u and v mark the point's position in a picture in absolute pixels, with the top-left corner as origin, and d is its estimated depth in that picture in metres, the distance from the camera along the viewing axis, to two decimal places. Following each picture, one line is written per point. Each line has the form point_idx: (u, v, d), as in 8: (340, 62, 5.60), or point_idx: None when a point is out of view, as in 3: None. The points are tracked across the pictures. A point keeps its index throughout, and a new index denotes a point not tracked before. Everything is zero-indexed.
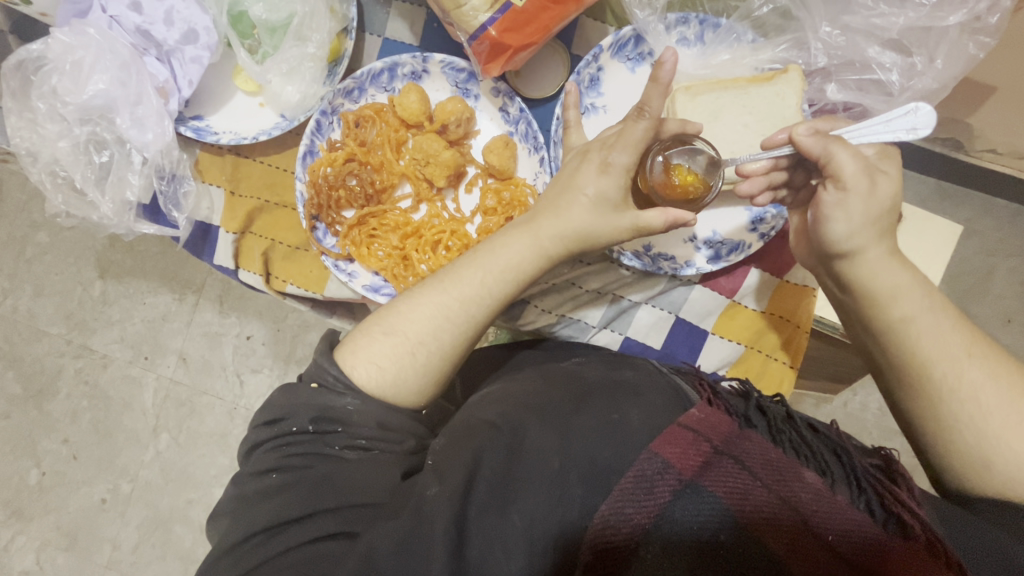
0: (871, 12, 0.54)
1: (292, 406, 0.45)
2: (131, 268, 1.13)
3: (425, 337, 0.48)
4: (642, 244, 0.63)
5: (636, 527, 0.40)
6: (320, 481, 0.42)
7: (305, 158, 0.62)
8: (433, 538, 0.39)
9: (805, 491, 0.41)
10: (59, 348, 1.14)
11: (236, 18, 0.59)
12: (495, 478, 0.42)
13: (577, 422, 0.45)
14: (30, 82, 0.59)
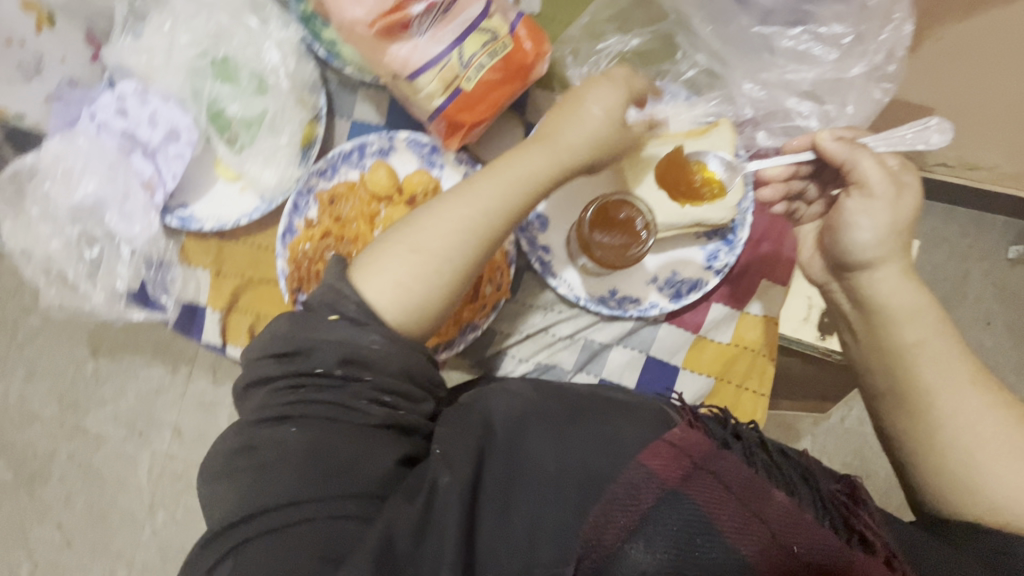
0: (784, 70, 0.61)
1: (316, 341, 0.44)
2: (123, 343, 1.11)
3: (449, 250, 0.49)
4: (607, 289, 0.67)
5: (620, 529, 0.44)
6: (335, 448, 0.42)
7: (284, 236, 0.66)
8: (447, 531, 0.42)
9: (774, 509, 0.46)
10: (51, 431, 1.11)
11: (214, 115, 0.64)
12: (498, 478, 0.47)
13: (578, 435, 0.50)
14: (25, 190, 0.63)
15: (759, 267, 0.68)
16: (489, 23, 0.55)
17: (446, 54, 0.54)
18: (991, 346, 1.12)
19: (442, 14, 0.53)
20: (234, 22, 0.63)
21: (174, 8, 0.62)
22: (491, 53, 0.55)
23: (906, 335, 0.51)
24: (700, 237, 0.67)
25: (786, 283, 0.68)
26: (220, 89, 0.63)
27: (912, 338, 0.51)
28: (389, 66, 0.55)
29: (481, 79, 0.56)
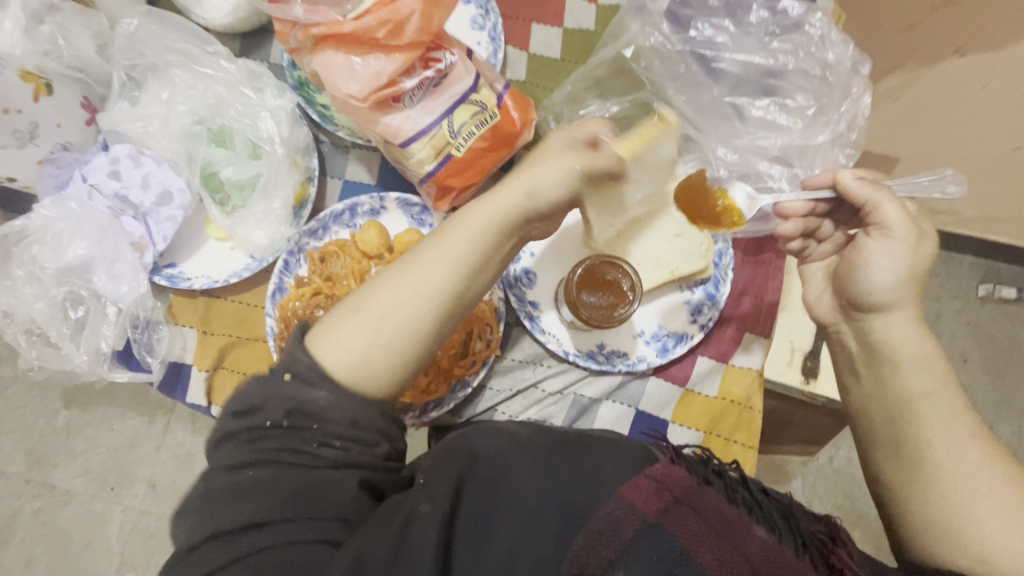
0: (754, 136, 0.65)
1: (269, 395, 0.46)
2: (97, 395, 1.22)
3: (388, 314, 0.49)
4: (596, 343, 0.69)
5: (602, 560, 0.45)
6: (305, 479, 0.44)
7: (274, 294, 0.67)
8: (421, 555, 0.44)
9: (752, 542, 0.47)
10: (16, 489, 1.19)
11: (207, 178, 0.66)
12: (477, 506, 0.48)
13: (560, 466, 0.49)
14: (12, 253, 0.63)
15: (741, 321, 0.70)
16: (478, 95, 0.58)
17: (437, 124, 0.56)
18: (968, 383, 1.16)
19: (433, 87, 0.56)
20: (230, 93, 0.65)
21: (173, 78, 0.65)
22: (480, 123, 0.58)
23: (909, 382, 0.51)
24: (682, 290, 0.69)
25: (769, 336, 0.69)
26: (214, 154, 0.65)
27: (919, 389, 0.51)
28: (384, 135, 0.57)
29: (471, 146, 0.58)
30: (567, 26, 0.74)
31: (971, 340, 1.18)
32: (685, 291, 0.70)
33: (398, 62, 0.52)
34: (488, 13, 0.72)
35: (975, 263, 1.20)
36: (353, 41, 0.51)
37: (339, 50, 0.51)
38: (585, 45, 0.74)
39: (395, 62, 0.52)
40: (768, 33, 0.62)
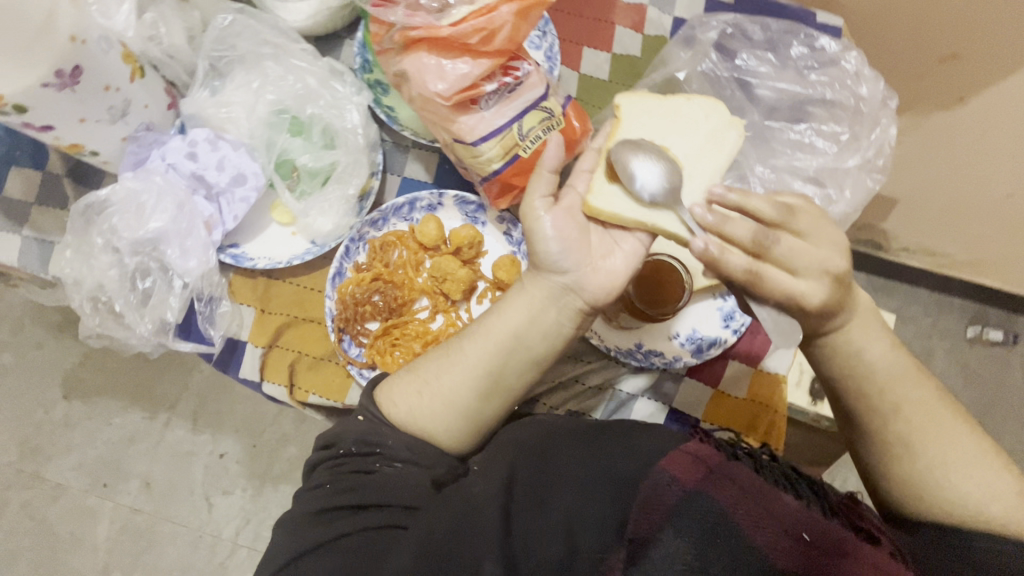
0: (792, 158, 0.71)
1: (342, 430, 0.57)
2: (97, 387, 1.36)
3: (430, 375, 0.58)
4: (634, 342, 0.72)
5: (651, 526, 0.46)
6: (376, 483, 0.52)
7: (334, 278, 0.70)
8: (482, 526, 0.49)
9: (789, 508, 0.47)
10: (12, 478, 1.33)
11: (282, 164, 0.70)
12: (530, 485, 0.52)
13: (605, 443, 0.54)
14: (93, 222, 0.67)
15: (770, 329, 0.74)
16: (547, 103, 0.63)
17: (509, 126, 0.61)
18: None
19: (509, 93, 0.61)
20: (322, 86, 0.70)
21: (264, 69, 0.70)
22: (547, 128, 0.63)
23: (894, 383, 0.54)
24: (716, 297, 0.74)
25: (795, 345, 0.74)
26: (291, 142, 0.70)
27: (914, 396, 0.54)
28: (457, 133, 0.61)
29: (537, 148, 0.63)
30: (615, 52, 0.80)
31: (960, 379, 1.25)
32: (718, 299, 0.74)
33: (483, 67, 0.57)
34: (546, 35, 0.77)
35: (965, 305, 1.26)
36: (445, 45, 0.57)
37: (431, 53, 0.57)
38: (632, 70, 0.80)
39: (481, 66, 0.57)
40: (807, 67, 0.71)
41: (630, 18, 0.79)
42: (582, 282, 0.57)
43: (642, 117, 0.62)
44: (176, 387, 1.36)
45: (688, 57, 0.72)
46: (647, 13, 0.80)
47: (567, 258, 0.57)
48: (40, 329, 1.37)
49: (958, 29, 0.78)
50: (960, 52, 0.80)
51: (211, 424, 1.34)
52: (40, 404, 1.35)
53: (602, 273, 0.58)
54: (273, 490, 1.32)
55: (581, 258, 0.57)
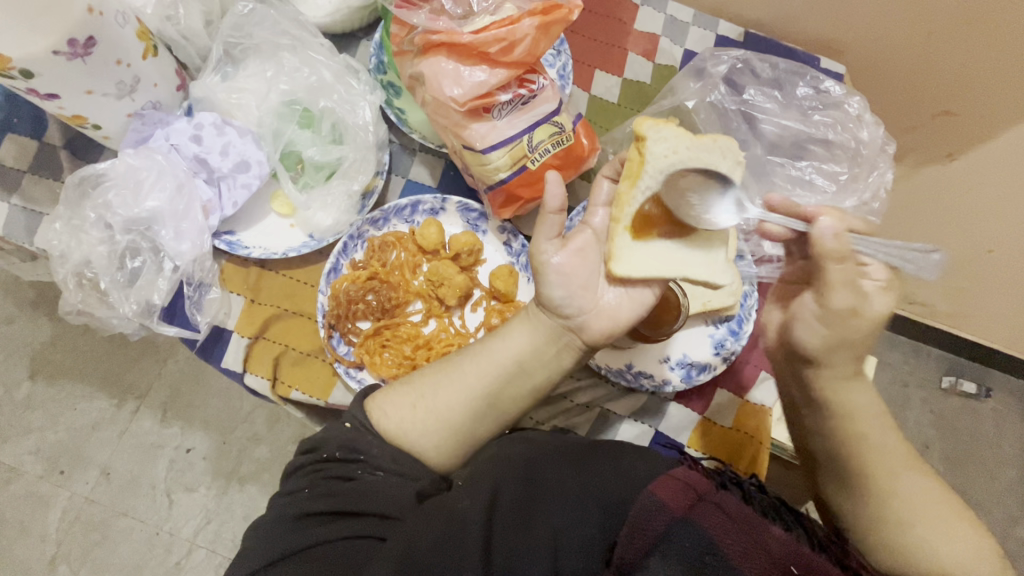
0: (790, 193, 0.73)
1: (326, 435, 0.55)
2: (65, 369, 1.32)
3: (423, 391, 0.57)
4: (624, 363, 0.72)
5: (638, 551, 0.46)
6: (357, 490, 0.50)
7: (329, 274, 0.69)
8: (466, 541, 0.46)
9: (773, 540, 0.48)
10: None
11: (287, 155, 0.70)
12: (516, 501, 0.49)
13: (593, 463, 0.53)
14: (88, 195, 0.65)
15: (760, 360, 0.75)
16: (558, 118, 0.64)
17: (519, 137, 0.62)
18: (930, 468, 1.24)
19: (522, 105, 0.61)
20: (337, 80, 0.70)
21: (281, 59, 0.70)
22: (556, 143, 0.64)
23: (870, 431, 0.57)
24: (708, 325, 0.74)
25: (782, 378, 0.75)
26: (299, 135, 0.70)
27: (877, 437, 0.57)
28: (467, 139, 0.62)
29: (545, 161, 0.64)
30: (626, 77, 0.82)
31: (934, 428, 1.27)
32: (710, 326, 0.74)
33: (499, 76, 0.58)
34: (560, 54, 0.78)
35: (942, 356, 1.28)
36: (464, 52, 0.57)
37: (450, 58, 0.58)
38: (642, 95, 0.81)
39: (497, 76, 0.58)
40: (810, 108, 0.74)
41: (643, 46, 0.82)
42: (585, 325, 0.58)
43: (668, 157, 0.55)
44: (148, 376, 1.32)
45: (697, 88, 0.73)
46: (660, 43, 0.83)
47: (571, 302, 0.58)
48: (11, 304, 1.32)
49: (951, 84, 0.82)
50: (952, 108, 0.84)
51: (181, 417, 1.30)
52: (3, 383, 1.30)
53: (605, 317, 0.59)
54: (238, 490, 1.28)
55: (586, 302, 0.58)
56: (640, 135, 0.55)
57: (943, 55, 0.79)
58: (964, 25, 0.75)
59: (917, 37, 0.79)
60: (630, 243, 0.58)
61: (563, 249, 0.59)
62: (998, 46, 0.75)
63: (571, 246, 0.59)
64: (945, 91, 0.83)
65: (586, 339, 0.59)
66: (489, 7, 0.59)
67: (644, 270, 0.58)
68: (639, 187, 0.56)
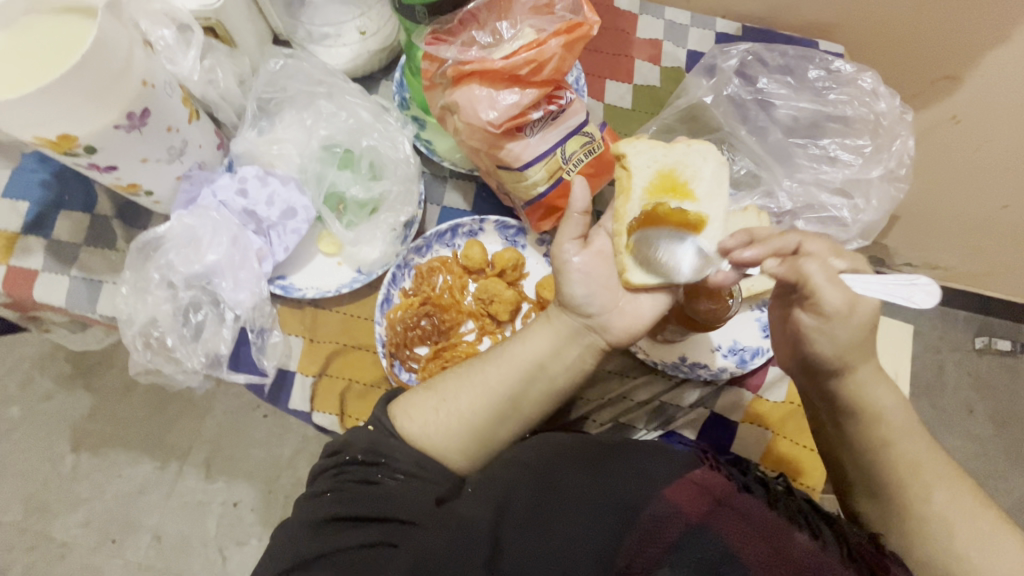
0: (818, 171, 0.75)
1: (348, 438, 0.57)
2: (108, 438, 1.35)
3: (449, 397, 0.59)
4: (678, 355, 0.73)
5: (649, 558, 0.46)
6: (375, 495, 0.52)
7: (382, 305, 0.71)
8: (470, 551, 0.47)
9: (801, 548, 0.47)
10: (14, 538, 1.30)
11: (330, 198, 0.73)
12: (526, 504, 0.50)
13: (613, 466, 0.53)
14: (149, 256, 0.67)
15: None
16: (588, 129, 0.66)
17: (552, 151, 0.64)
18: (977, 433, 1.27)
19: (553, 120, 0.64)
20: (374, 120, 0.73)
21: (318, 107, 0.73)
22: (588, 152, 0.66)
23: (891, 416, 0.54)
24: (753, 309, 0.76)
25: None
26: (339, 176, 0.73)
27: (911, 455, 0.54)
28: (504, 159, 0.64)
29: (580, 170, 0.66)
30: (636, 83, 0.85)
31: (974, 392, 1.31)
32: (754, 311, 0.76)
33: (531, 96, 0.61)
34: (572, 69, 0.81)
35: (970, 318, 1.32)
36: (496, 78, 0.60)
37: (482, 84, 0.61)
38: (654, 98, 0.84)
39: (529, 95, 0.61)
40: (825, 87, 0.76)
41: (648, 52, 0.86)
42: (608, 324, 0.60)
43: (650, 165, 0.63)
44: (189, 435, 1.35)
45: (711, 84, 0.76)
46: (663, 47, 0.86)
47: (594, 301, 0.60)
48: (47, 379, 1.38)
49: (950, 49, 0.84)
50: (955, 74, 0.87)
51: (226, 471, 1.33)
52: (49, 459, 1.33)
53: (629, 316, 0.61)
54: None
55: (607, 301, 0.60)
56: (620, 153, 0.63)
57: (940, 23, 0.82)
58: None
59: (910, 10, 0.82)
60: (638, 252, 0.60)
61: (585, 249, 0.61)
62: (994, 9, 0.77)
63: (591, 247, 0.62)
64: (947, 58, 0.85)
65: (610, 339, 0.61)
66: (514, 33, 0.62)
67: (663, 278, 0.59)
68: (631, 199, 0.61)
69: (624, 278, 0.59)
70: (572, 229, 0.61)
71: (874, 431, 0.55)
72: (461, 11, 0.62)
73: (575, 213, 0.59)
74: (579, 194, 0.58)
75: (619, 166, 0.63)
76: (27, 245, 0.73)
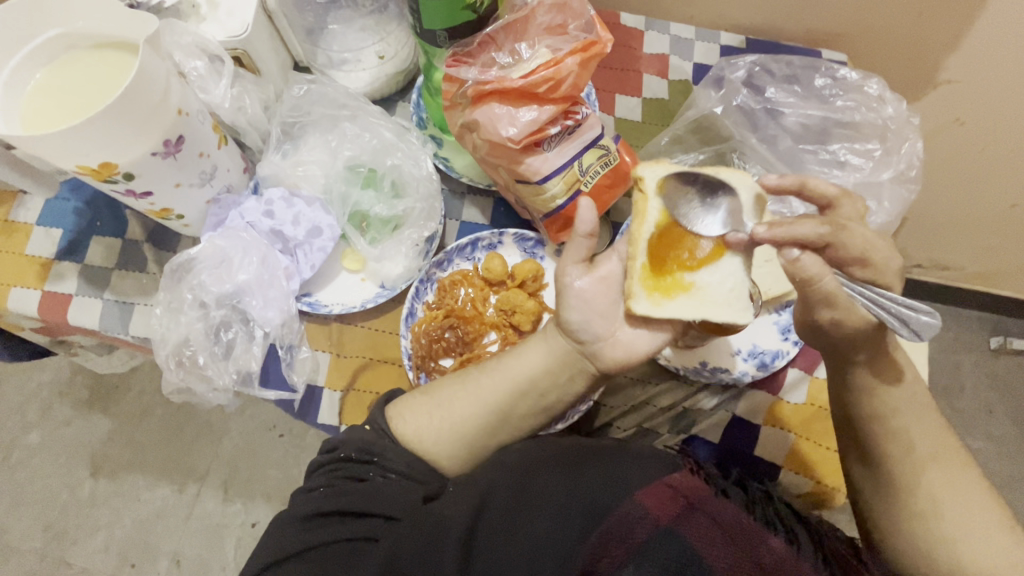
0: (829, 175, 0.76)
1: (343, 437, 0.60)
2: (127, 462, 1.37)
3: (443, 404, 0.62)
4: (699, 360, 0.74)
5: (615, 559, 0.50)
6: (365, 492, 0.55)
7: (407, 319, 0.73)
8: (444, 550, 0.50)
9: (768, 553, 0.52)
10: (34, 564, 1.30)
11: (354, 216, 0.75)
12: (504, 504, 0.54)
13: (589, 470, 0.55)
14: (181, 277, 0.69)
15: None
16: (604, 142, 0.68)
17: (570, 164, 0.66)
18: None
19: (570, 135, 0.66)
20: (398, 139, 0.76)
21: (342, 129, 0.76)
22: (605, 164, 0.68)
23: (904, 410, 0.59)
24: (771, 313, 0.76)
25: None
26: (363, 196, 0.75)
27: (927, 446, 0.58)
28: (523, 174, 0.66)
29: (597, 182, 0.68)
30: (645, 96, 0.87)
31: None
32: (773, 314, 0.77)
33: (549, 112, 0.63)
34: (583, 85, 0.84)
35: None
36: (514, 96, 0.63)
37: (501, 103, 0.63)
38: (663, 111, 0.87)
39: (547, 112, 0.63)
40: (832, 93, 0.78)
41: (655, 66, 0.89)
42: (599, 352, 0.62)
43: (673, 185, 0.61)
44: (207, 457, 1.36)
45: (721, 95, 0.78)
46: (670, 61, 0.89)
47: (588, 328, 0.62)
48: (67, 405, 1.40)
49: (951, 54, 0.87)
50: (954, 77, 0.89)
51: (244, 493, 1.35)
52: (69, 484, 1.35)
53: (622, 347, 0.62)
54: None
55: (602, 330, 0.62)
56: (638, 177, 0.62)
57: (939, 30, 0.84)
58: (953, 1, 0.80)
59: (912, 17, 0.84)
60: (647, 283, 0.61)
61: (587, 273, 0.63)
62: (991, 15, 0.80)
63: (594, 272, 0.64)
64: (948, 63, 0.88)
65: (601, 366, 0.62)
66: (531, 52, 0.64)
67: (668, 311, 0.60)
68: (647, 222, 0.61)
69: (629, 306, 0.60)
70: (575, 251, 0.62)
71: (892, 421, 0.59)
72: (480, 34, 0.64)
73: (579, 235, 0.60)
74: (585, 216, 0.58)
75: (637, 189, 0.62)
76: (61, 270, 0.76)
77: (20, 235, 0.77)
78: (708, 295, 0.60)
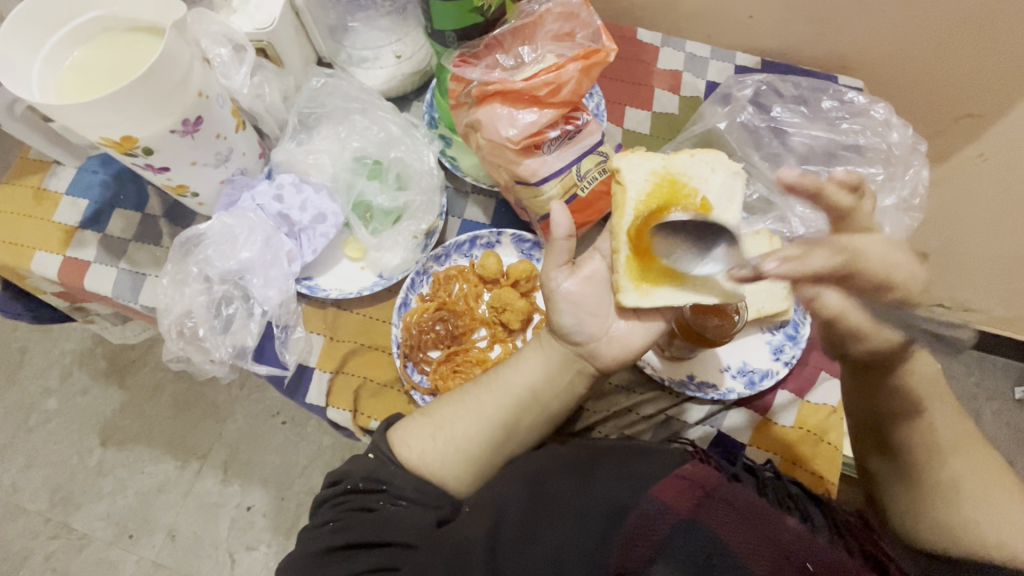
0: None
1: (350, 466, 0.60)
2: (133, 435, 1.41)
3: (443, 423, 0.62)
4: (686, 374, 0.74)
5: (641, 557, 0.49)
6: (376, 521, 0.55)
7: (400, 308, 0.75)
8: (471, 565, 0.50)
9: (789, 534, 0.51)
10: (37, 526, 1.35)
11: (359, 206, 0.78)
12: (521, 518, 0.53)
13: (600, 473, 0.56)
14: (190, 252, 0.73)
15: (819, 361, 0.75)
16: (602, 149, 0.70)
17: (568, 168, 0.68)
18: None
19: (569, 139, 0.68)
20: (403, 134, 0.79)
21: (352, 121, 0.79)
22: (602, 170, 0.70)
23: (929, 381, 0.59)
24: (764, 332, 0.76)
25: None
26: (368, 187, 0.78)
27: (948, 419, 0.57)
28: (521, 174, 0.68)
29: (594, 187, 0.69)
30: (655, 110, 0.89)
31: None
32: (766, 333, 0.76)
33: (549, 115, 0.65)
34: (593, 95, 0.86)
35: None
36: (516, 97, 0.65)
37: (504, 104, 0.65)
38: (671, 125, 0.88)
39: (547, 115, 0.65)
40: (838, 117, 0.79)
41: (667, 82, 0.90)
42: (597, 352, 0.64)
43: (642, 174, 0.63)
44: (210, 437, 1.40)
45: (727, 111, 0.79)
46: (683, 77, 0.90)
47: (582, 330, 0.63)
48: (85, 375, 1.46)
49: (971, 88, 0.86)
50: (977, 111, 0.88)
51: (242, 475, 1.38)
52: (77, 451, 1.40)
53: (616, 344, 0.64)
54: None
55: (595, 329, 0.64)
56: (614, 169, 0.64)
57: (958, 63, 0.84)
58: (973, 31, 0.79)
59: (931, 48, 0.83)
60: (635, 271, 0.62)
61: (574, 275, 0.65)
62: (1013, 47, 0.79)
63: (582, 272, 0.65)
64: (969, 94, 0.87)
65: (600, 366, 0.64)
66: (536, 57, 0.67)
67: (655, 299, 0.61)
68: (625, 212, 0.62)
69: (618, 299, 0.62)
70: (557, 250, 0.63)
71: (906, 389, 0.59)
72: (487, 37, 0.67)
73: (558, 239, 0.62)
74: (556, 217, 0.60)
75: (615, 182, 0.64)
76: (82, 238, 0.80)
77: (50, 203, 0.82)
78: (698, 281, 0.60)
